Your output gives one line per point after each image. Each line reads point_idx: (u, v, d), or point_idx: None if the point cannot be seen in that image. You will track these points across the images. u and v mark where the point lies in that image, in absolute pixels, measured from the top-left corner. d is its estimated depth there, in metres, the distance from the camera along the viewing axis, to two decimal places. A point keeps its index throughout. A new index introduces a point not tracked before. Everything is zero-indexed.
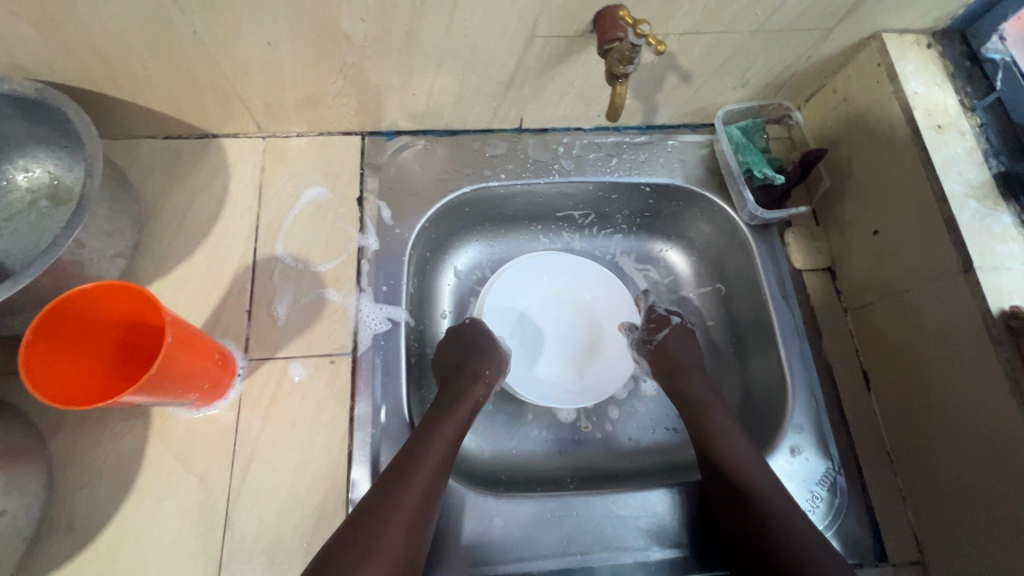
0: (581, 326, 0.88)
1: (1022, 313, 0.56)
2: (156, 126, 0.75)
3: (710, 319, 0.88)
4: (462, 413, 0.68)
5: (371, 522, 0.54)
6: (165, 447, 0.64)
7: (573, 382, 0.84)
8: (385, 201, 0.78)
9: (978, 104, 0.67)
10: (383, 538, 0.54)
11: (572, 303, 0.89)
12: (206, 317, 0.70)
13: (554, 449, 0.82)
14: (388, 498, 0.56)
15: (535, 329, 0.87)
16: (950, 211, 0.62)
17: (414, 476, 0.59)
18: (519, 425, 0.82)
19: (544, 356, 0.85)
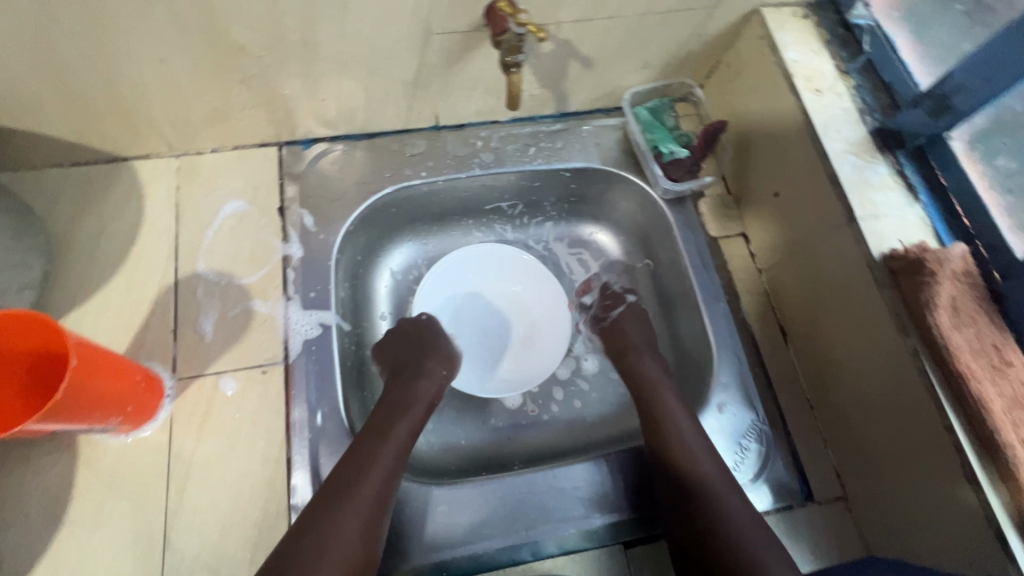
0: (515, 317, 0.91)
1: (900, 254, 0.60)
2: (60, 154, 0.74)
3: (641, 294, 0.92)
4: (412, 415, 0.69)
5: (319, 522, 0.54)
6: (94, 476, 0.63)
7: (511, 370, 0.88)
8: (307, 209, 0.78)
9: (852, 67, 0.71)
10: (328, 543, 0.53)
11: (504, 298, 0.92)
12: (129, 341, 0.69)
13: (502, 435, 0.83)
14: (333, 503, 0.56)
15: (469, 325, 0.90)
16: (832, 167, 0.66)
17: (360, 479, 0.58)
18: (466, 416, 0.84)
19: (484, 350, 0.89)
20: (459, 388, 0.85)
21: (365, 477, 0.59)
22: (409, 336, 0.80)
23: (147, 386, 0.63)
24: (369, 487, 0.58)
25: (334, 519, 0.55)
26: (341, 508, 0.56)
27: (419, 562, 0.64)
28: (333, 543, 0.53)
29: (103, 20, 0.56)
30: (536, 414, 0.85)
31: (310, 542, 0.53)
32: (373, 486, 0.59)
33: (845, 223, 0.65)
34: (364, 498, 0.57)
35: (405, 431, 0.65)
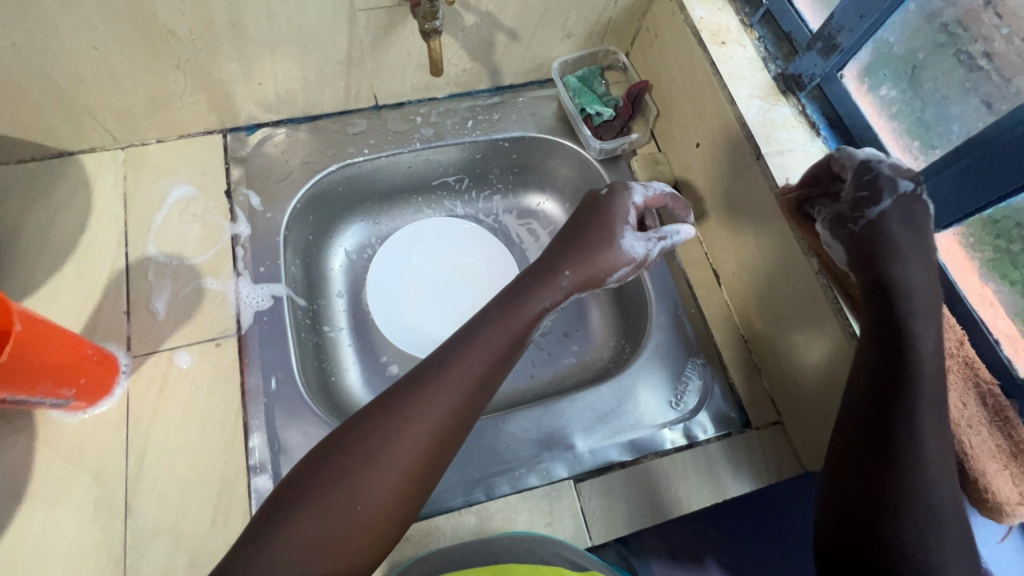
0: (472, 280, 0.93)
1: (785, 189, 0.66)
2: (4, 151, 0.76)
3: None
4: (517, 316, 0.61)
5: (366, 442, 0.51)
6: (53, 453, 0.65)
7: None
8: (253, 190, 0.81)
9: (754, 21, 0.77)
10: (373, 471, 0.50)
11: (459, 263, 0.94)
12: (83, 325, 0.71)
13: None
14: (385, 429, 0.52)
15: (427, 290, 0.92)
16: (739, 111, 0.72)
17: (422, 408, 0.53)
18: None
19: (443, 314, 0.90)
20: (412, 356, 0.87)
21: (430, 399, 0.54)
22: (604, 220, 0.68)
23: (101, 361, 0.66)
24: (436, 409, 0.53)
25: (395, 439, 0.52)
26: (401, 429, 0.52)
27: None
28: (384, 463, 0.51)
29: (32, 8, 0.59)
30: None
31: (361, 459, 0.51)
32: (440, 410, 0.54)
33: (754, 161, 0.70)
34: (428, 422, 0.53)
35: (493, 349, 0.58)
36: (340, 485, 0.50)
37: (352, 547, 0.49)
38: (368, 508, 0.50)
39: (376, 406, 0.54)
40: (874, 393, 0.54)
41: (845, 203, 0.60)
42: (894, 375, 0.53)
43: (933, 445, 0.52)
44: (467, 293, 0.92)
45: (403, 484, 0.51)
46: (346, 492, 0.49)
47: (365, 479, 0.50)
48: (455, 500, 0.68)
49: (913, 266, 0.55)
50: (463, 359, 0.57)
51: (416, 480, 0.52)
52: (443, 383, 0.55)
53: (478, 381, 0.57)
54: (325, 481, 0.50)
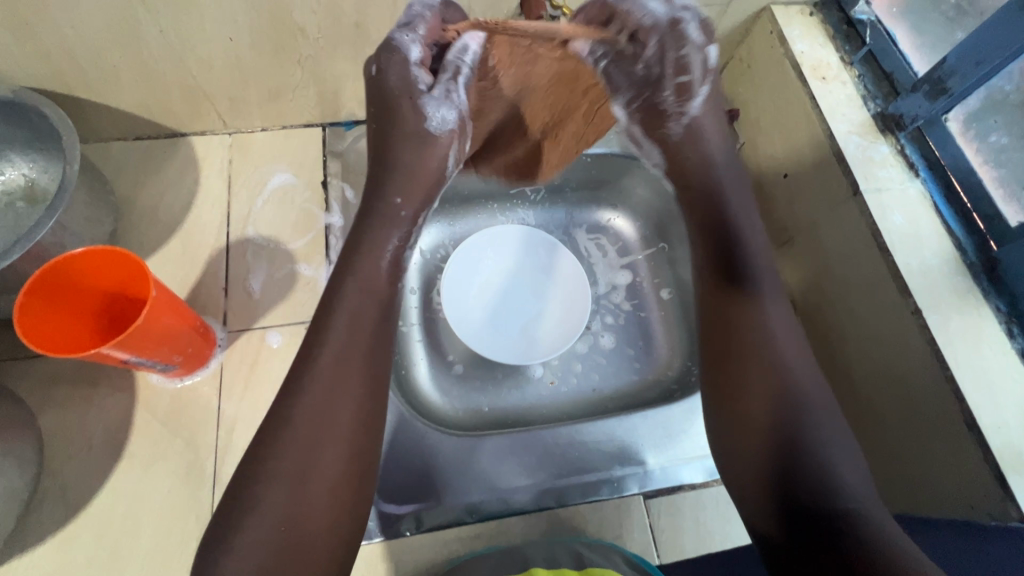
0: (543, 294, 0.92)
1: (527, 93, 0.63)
2: (127, 126, 0.81)
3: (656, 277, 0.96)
4: (373, 276, 0.56)
5: (278, 460, 0.47)
6: (151, 416, 0.68)
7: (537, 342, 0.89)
8: (348, 183, 0.85)
9: (855, 59, 0.77)
10: (313, 476, 0.47)
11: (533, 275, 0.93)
12: (185, 297, 0.75)
13: (525, 402, 0.87)
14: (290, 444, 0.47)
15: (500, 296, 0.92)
16: (838, 146, 0.72)
17: (319, 405, 0.49)
18: (491, 384, 0.88)
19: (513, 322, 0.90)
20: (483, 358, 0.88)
21: (327, 390, 0.50)
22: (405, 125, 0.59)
23: (203, 332, 0.69)
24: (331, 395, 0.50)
25: (300, 444, 0.47)
26: (301, 428, 0.48)
27: (449, 503, 0.69)
28: (311, 471, 0.47)
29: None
30: (553, 382, 0.90)
31: (273, 469, 0.47)
32: (337, 398, 0.50)
33: (851, 196, 0.70)
34: (326, 412, 0.49)
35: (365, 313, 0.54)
36: (267, 502, 0.45)
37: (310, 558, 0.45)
38: (309, 525, 0.46)
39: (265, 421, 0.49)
40: (771, 428, 0.53)
41: (670, 94, 0.62)
42: (776, 379, 0.54)
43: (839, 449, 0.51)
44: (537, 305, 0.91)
45: (332, 478, 0.48)
46: (301, 504, 0.46)
47: (300, 489, 0.46)
48: (524, 501, 0.70)
49: (763, 266, 0.61)
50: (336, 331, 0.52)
51: (350, 474, 0.49)
52: (324, 369, 0.50)
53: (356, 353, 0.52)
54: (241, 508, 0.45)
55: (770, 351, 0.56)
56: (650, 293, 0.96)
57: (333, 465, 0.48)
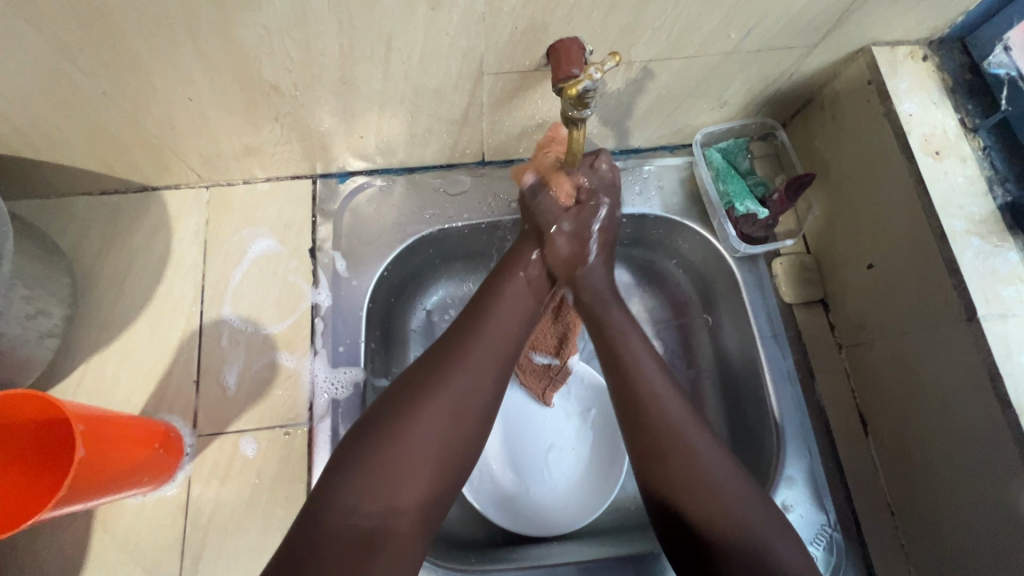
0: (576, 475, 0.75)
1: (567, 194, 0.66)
2: (89, 183, 0.70)
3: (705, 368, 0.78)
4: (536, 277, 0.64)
5: (431, 379, 0.53)
6: (109, 537, 0.60)
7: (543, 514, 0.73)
8: (340, 252, 0.73)
9: (980, 125, 0.60)
10: (448, 386, 0.52)
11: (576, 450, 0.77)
12: (150, 391, 0.66)
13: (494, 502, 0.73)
14: (436, 369, 0.53)
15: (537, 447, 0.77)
16: (950, 251, 0.56)
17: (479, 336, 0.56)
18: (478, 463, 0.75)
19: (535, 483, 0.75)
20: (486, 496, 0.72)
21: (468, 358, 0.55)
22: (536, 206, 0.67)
23: (165, 454, 0.60)
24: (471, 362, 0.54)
25: (429, 393, 0.52)
26: (439, 381, 0.52)
27: None
28: (447, 390, 0.52)
29: (127, 60, 0.51)
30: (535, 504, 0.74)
31: (411, 398, 0.51)
32: (475, 365, 0.55)
33: (962, 321, 0.55)
34: (468, 382, 0.53)
35: (508, 316, 0.59)
36: (393, 420, 0.50)
37: (399, 502, 0.48)
38: (423, 443, 0.49)
39: (403, 377, 0.54)
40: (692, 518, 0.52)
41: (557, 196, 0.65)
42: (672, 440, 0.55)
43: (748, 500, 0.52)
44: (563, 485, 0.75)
45: (453, 430, 0.51)
46: (419, 415, 0.50)
47: (417, 421, 0.50)
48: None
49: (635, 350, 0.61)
50: (488, 321, 0.58)
51: (466, 422, 0.52)
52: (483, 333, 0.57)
53: (497, 337, 0.57)
54: (369, 443, 0.49)
55: (703, 493, 0.52)
56: (680, 377, 0.78)
57: (457, 419, 0.52)
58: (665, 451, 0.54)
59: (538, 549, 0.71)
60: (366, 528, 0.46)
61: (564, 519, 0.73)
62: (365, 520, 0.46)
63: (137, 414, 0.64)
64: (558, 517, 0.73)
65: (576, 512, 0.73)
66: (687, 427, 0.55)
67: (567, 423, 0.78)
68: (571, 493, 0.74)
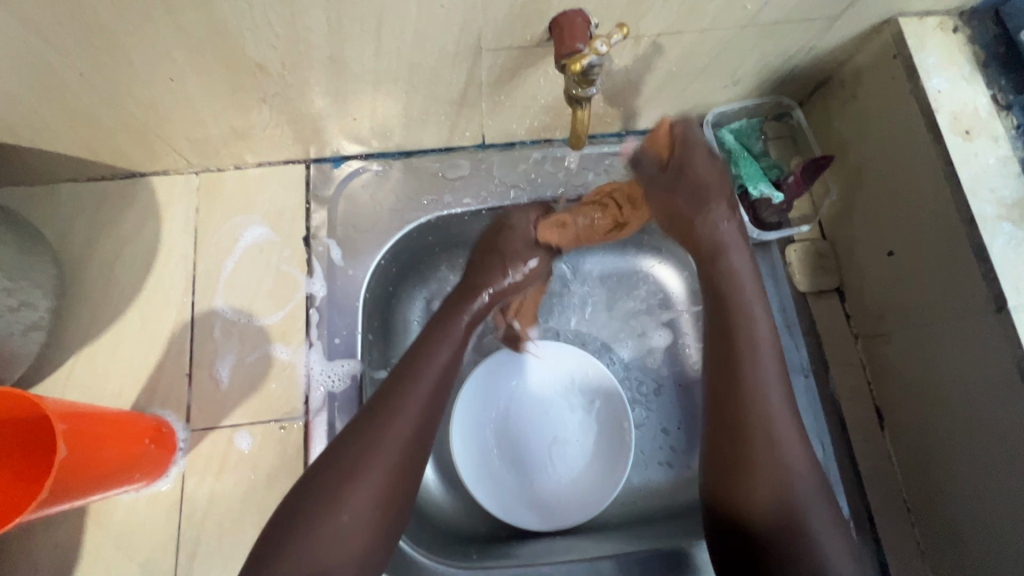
0: (564, 473, 0.73)
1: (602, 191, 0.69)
2: (74, 170, 0.67)
3: None
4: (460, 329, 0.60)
5: (351, 455, 0.50)
6: (103, 533, 0.59)
7: (524, 503, 0.71)
8: (335, 240, 0.70)
9: (1014, 101, 0.56)
10: (371, 461, 0.50)
11: (569, 450, 0.74)
12: (142, 385, 0.64)
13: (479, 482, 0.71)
14: (357, 443, 0.50)
15: (532, 437, 0.75)
16: (980, 238, 0.52)
17: (404, 405, 0.53)
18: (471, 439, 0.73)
19: (521, 472, 0.73)
20: (469, 478, 0.71)
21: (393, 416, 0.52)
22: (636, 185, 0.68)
23: (158, 452, 0.58)
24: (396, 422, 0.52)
25: (351, 474, 0.49)
26: (367, 447, 0.50)
27: None
28: (370, 469, 0.50)
29: (101, 37, 0.47)
30: (518, 493, 0.72)
31: (336, 477, 0.49)
32: (398, 436, 0.51)
33: (991, 312, 0.52)
34: (393, 457, 0.51)
35: (437, 368, 0.56)
36: (316, 501, 0.48)
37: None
38: (348, 524, 0.48)
39: (327, 451, 0.51)
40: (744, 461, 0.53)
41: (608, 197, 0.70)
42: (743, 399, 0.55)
43: (804, 486, 0.52)
44: (550, 480, 0.73)
45: (382, 506, 0.50)
46: (344, 495, 0.48)
47: (344, 493, 0.48)
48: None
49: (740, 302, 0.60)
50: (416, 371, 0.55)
51: (391, 498, 0.50)
52: (406, 403, 0.53)
53: (420, 406, 0.53)
54: (296, 516, 0.47)
55: (761, 474, 0.52)
56: None
57: (385, 496, 0.50)
58: (748, 419, 0.54)
59: (540, 544, 0.69)
60: None
61: (564, 513, 0.71)
62: None
63: (129, 409, 0.63)
64: (553, 507, 0.71)
65: (562, 506, 0.71)
66: (771, 403, 0.55)
67: (568, 413, 0.76)
68: (572, 486, 0.73)
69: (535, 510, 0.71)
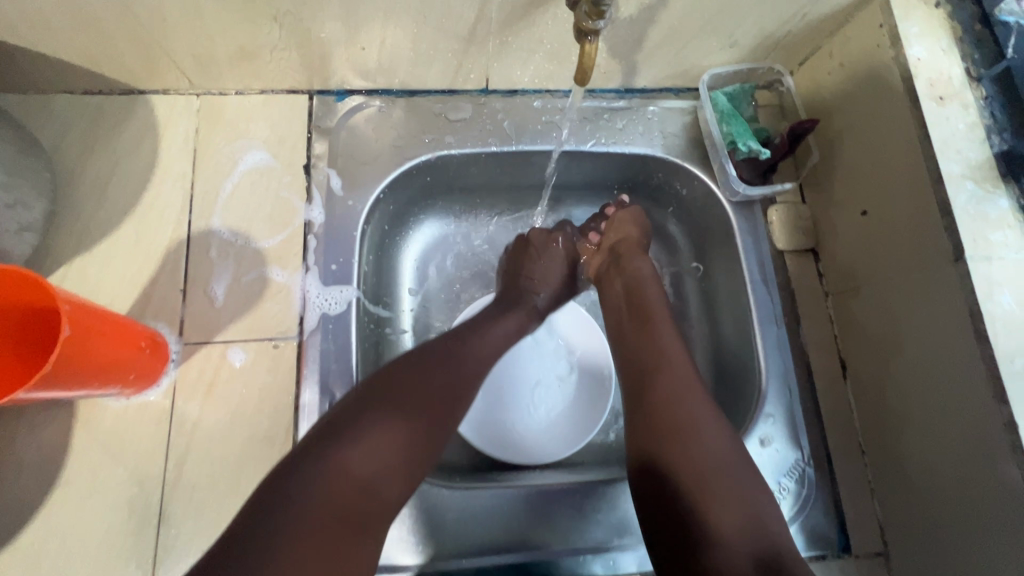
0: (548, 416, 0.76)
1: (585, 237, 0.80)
2: (71, 80, 0.67)
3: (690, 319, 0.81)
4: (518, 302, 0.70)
5: (430, 365, 0.55)
6: (92, 436, 0.60)
7: (505, 435, 0.74)
8: (335, 170, 0.71)
9: (985, 74, 0.60)
10: (453, 374, 0.55)
11: (556, 397, 0.77)
12: (135, 298, 0.64)
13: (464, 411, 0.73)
14: (433, 354, 0.56)
15: (526, 379, 0.78)
16: (944, 194, 0.57)
17: (482, 338, 0.61)
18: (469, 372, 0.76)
19: (507, 407, 0.76)
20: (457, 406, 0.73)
21: (448, 366, 0.56)
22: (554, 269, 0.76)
23: (150, 352, 0.59)
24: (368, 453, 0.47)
25: (428, 381, 0.53)
26: (422, 390, 0.52)
27: (422, 569, 0.60)
28: (438, 375, 0.54)
29: None
30: (500, 426, 0.74)
31: (412, 380, 0.53)
32: (475, 358, 0.58)
33: (949, 261, 0.56)
34: (464, 377, 0.56)
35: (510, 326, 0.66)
36: (390, 397, 0.51)
37: (388, 461, 0.48)
38: (421, 420, 0.51)
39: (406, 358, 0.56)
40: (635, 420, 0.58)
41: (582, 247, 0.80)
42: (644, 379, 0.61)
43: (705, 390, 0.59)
44: (535, 421, 0.76)
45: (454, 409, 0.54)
46: (423, 394, 0.52)
47: (410, 403, 0.51)
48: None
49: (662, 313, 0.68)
50: (474, 343, 0.60)
51: (462, 410, 0.55)
52: (478, 339, 0.61)
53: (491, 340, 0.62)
54: (368, 413, 0.49)
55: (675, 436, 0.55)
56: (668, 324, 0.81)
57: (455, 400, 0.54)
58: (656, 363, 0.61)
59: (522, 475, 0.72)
60: (358, 487, 0.46)
61: (547, 447, 0.74)
62: (358, 472, 0.46)
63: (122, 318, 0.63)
64: (534, 444, 0.74)
65: (543, 445, 0.74)
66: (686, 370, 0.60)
67: (558, 362, 0.79)
68: (564, 427, 0.75)
69: (513, 442, 0.74)
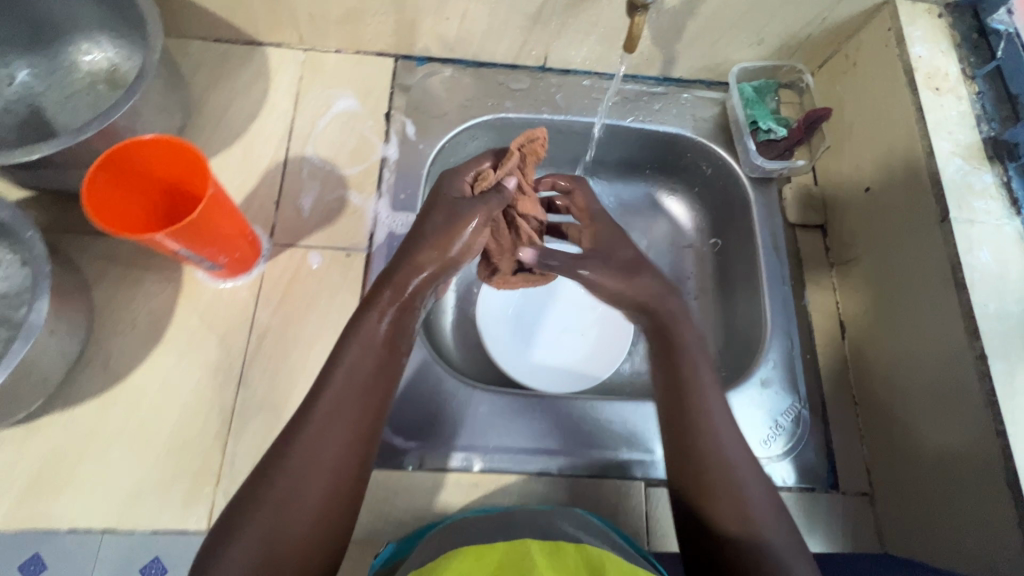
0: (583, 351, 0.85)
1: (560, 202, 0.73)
2: (209, 28, 0.82)
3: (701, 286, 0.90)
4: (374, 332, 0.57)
5: (300, 445, 0.51)
6: (192, 307, 0.71)
7: (546, 368, 0.82)
8: (410, 119, 0.84)
9: (978, 73, 0.70)
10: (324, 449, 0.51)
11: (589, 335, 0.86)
12: (238, 203, 0.77)
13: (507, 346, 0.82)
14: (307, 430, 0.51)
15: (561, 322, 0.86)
16: (935, 166, 0.66)
17: (339, 385, 0.54)
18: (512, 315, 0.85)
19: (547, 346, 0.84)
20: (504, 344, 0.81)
21: (318, 443, 0.51)
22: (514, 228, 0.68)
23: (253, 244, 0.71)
24: None
25: (300, 472, 0.50)
26: (298, 482, 0.49)
27: (453, 452, 0.69)
28: (310, 459, 0.50)
29: None
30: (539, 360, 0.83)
31: (285, 474, 0.50)
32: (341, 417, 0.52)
33: (936, 222, 0.64)
34: (335, 446, 0.51)
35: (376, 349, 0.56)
36: (263, 502, 0.48)
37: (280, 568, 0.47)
38: (300, 514, 0.48)
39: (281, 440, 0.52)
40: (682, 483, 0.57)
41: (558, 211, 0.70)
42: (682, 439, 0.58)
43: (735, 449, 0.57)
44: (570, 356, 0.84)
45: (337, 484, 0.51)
46: (299, 489, 0.49)
47: (286, 505, 0.48)
48: (507, 466, 0.69)
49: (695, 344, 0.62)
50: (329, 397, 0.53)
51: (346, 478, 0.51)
52: (336, 388, 0.54)
53: (371, 381, 0.55)
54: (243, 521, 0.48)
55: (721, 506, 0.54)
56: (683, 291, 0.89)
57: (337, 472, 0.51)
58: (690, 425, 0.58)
59: None
60: None
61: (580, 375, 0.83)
62: None
63: None
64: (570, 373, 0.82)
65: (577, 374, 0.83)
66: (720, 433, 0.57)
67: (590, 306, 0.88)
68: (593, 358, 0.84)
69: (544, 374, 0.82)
